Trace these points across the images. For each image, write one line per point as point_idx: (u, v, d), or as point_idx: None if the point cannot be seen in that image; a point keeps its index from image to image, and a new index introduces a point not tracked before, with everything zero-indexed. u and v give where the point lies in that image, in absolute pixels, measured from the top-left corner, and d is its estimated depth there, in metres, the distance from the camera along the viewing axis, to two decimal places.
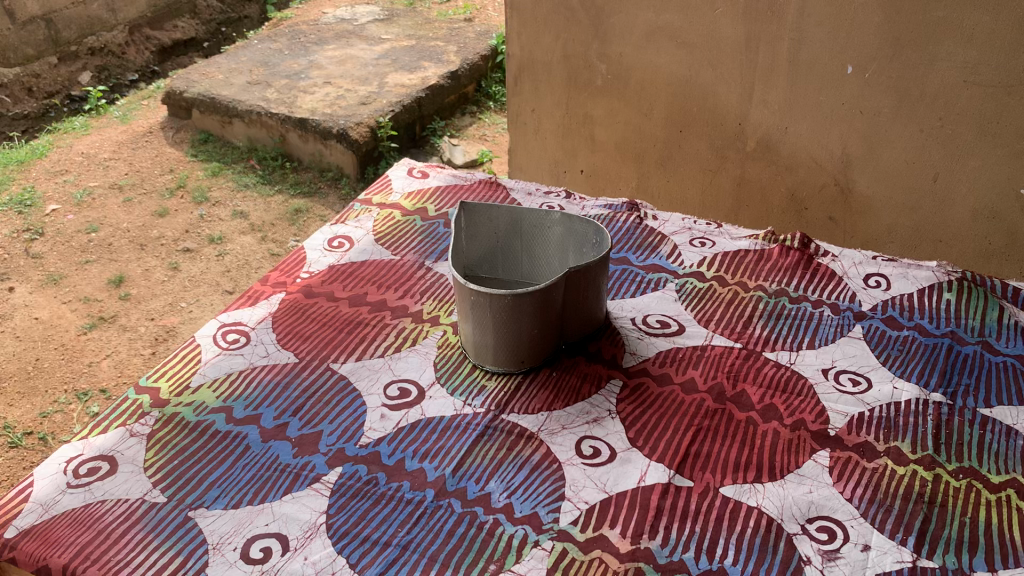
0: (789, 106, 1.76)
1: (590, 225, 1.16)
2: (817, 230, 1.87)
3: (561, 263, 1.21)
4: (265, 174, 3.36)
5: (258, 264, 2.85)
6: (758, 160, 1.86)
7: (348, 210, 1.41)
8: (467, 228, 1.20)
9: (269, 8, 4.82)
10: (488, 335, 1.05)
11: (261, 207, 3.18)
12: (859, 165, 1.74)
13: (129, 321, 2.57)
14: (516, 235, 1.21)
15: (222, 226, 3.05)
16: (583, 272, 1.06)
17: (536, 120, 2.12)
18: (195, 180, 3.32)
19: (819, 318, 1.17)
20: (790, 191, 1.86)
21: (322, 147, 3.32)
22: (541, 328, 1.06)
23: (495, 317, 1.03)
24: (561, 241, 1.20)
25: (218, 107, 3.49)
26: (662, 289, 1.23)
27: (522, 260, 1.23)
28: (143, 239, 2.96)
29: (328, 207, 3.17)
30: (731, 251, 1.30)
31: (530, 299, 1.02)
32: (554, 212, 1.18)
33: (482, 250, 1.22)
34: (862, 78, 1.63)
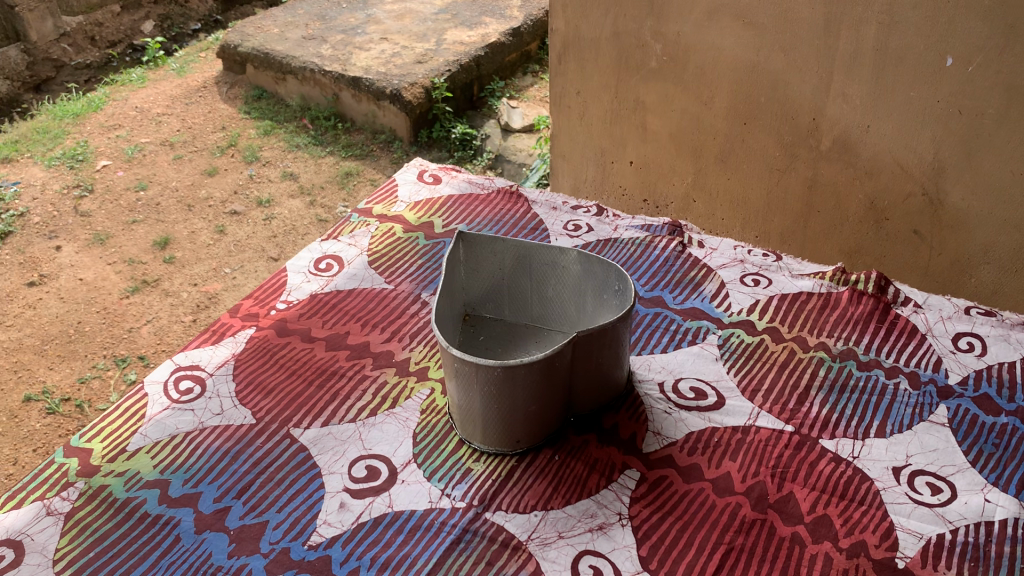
0: (872, 101, 1.50)
1: (611, 269, 0.95)
2: (899, 244, 1.62)
3: (578, 309, 1.01)
4: (317, 135, 3.17)
5: (306, 229, 2.67)
6: (833, 161, 1.61)
7: (343, 223, 1.23)
8: (467, 261, 1.01)
9: None
10: (475, 409, 0.86)
11: (312, 169, 2.99)
12: (954, 173, 1.48)
13: (173, 285, 2.40)
14: (525, 273, 1.01)
15: (272, 188, 2.87)
16: (598, 333, 0.86)
17: (582, 104, 1.89)
18: (247, 139, 3.15)
19: (894, 393, 0.94)
20: (869, 198, 1.60)
21: (375, 108, 3.13)
22: (541, 403, 0.86)
23: (481, 390, 0.84)
24: (578, 284, 0.99)
25: (271, 63, 3.31)
26: (702, 343, 1.01)
27: (534, 301, 1.03)
28: (191, 199, 2.80)
29: (380, 170, 2.98)
30: (791, 294, 1.08)
31: (524, 370, 0.82)
32: (570, 250, 0.97)
33: (486, 286, 1.04)
34: (964, 72, 1.37)
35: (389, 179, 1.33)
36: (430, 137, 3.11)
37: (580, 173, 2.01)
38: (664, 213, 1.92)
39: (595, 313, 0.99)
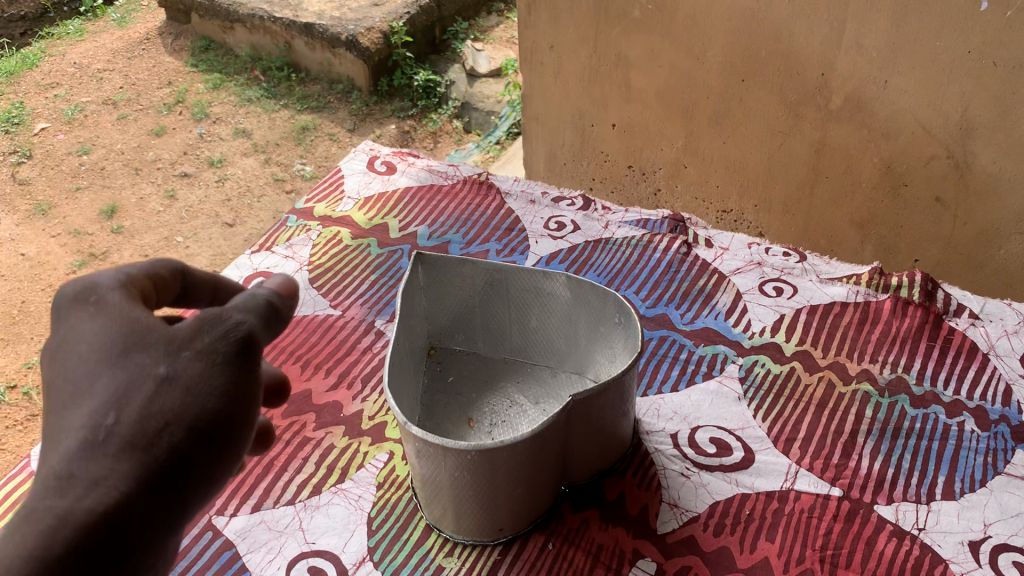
0: (890, 53, 1.30)
1: (609, 297, 0.76)
2: (918, 213, 1.44)
3: (568, 342, 0.82)
4: (270, 87, 2.89)
5: (262, 191, 2.43)
6: (843, 121, 1.41)
7: (279, 229, 1.03)
8: (427, 285, 0.82)
9: None
10: (444, 496, 0.68)
11: (266, 124, 2.73)
12: (984, 133, 1.30)
13: (123, 258, 2.16)
14: (500, 297, 0.82)
15: (224, 147, 2.61)
16: (599, 391, 0.67)
17: (556, 60, 1.67)
18: (195, 94, 2.86)
19: (959, 437, 0.77)
20: (884, 162, 1.42)
21: (330, 55, 2.85)
22: (529, 484, 0.68)
23: (449, 475, 0.65)
24: (567, 313, 0.80)
25: (217, 10, 3.01)
26: (720, 376, 0.83)
27: (513, 331, 0.84)
28: (138, 162, 2.53)
29: (339, 123, 2.75)
30: (820, 305, 0.90)
31: (505, 451, 0.63)
32: (557, 273, 0.78)
33: (453, 313, 0.85)
34: (1003, 18, 1.18)
35: (334, 168, 1.14)
36: (391, 85, 2.86)
37: (556, 136, 1.80)
38: (651, 180, 1.73)
39: (589, 348, 0.80)
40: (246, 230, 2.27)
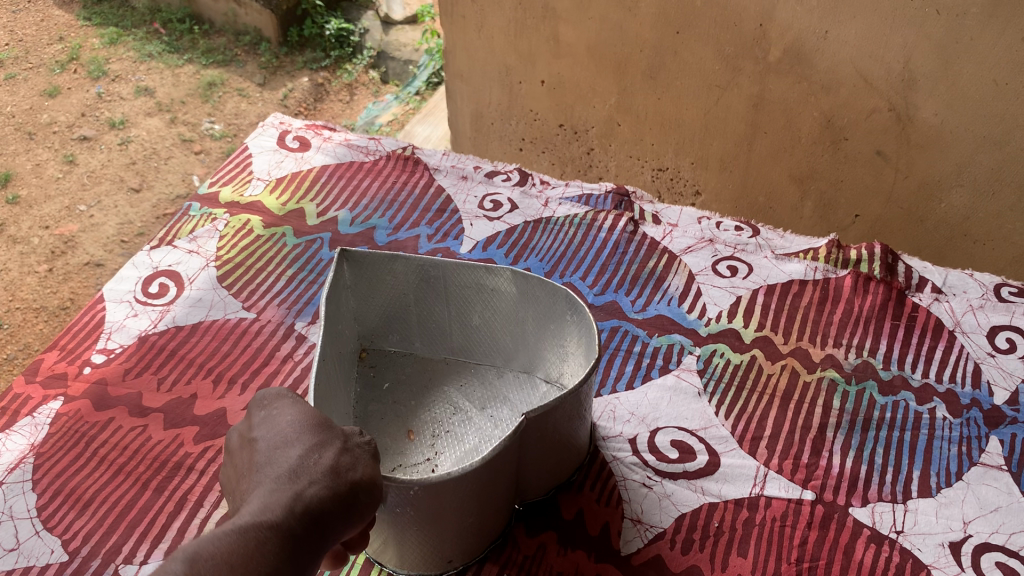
0: (832, 1, 1.24)
1: (559, 290, 0.72)
2: (858, 167, 1.40)
3: (516, 341, 0.79)
4: (171, 40, 2.69)
5: (169, 152, 2.26)
6: (782, 74, 1.36)
7: (180, 220, 0.96)
8: (358, 282, 0.78)
9: None
10: (384, 531, 0.61)
11: (170, 81, 2.53)
12: (927, 85, 1.26)
13: (20, 231, 1.99)
14: (438, 294, 0.79)
15: (124, 106, 2.41)
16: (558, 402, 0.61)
17: (479, 14, 1.57)
18: (90, 50, 2.62)
19: (932, 426, 0.72)
20: (824, 116, 1.37)
21: (234, 5, 2.67)
22: (479, 510, 0.61)
23: (388, 512, 0.59)
24: (513, 312, 0.77)
25: None
26: (678, 370, 0.77)
27: (454, 331, 0.81)
28: (30, 126, 2.31)
29: (248, 78, 2.58)
30: (778, 283, 0.85)
31: (454, 482, 0.57)
32: (502, 268, 0.74)
33: (386, 313, 0.81)
34: None
35: (241, 146, 1.07)
36: (302, 35, 2.70)
37: (482, 95, 1.70)
38: (584, 139, 1.65)
39: (538, 346, 0.77)
40: (155, 196, 2.12)
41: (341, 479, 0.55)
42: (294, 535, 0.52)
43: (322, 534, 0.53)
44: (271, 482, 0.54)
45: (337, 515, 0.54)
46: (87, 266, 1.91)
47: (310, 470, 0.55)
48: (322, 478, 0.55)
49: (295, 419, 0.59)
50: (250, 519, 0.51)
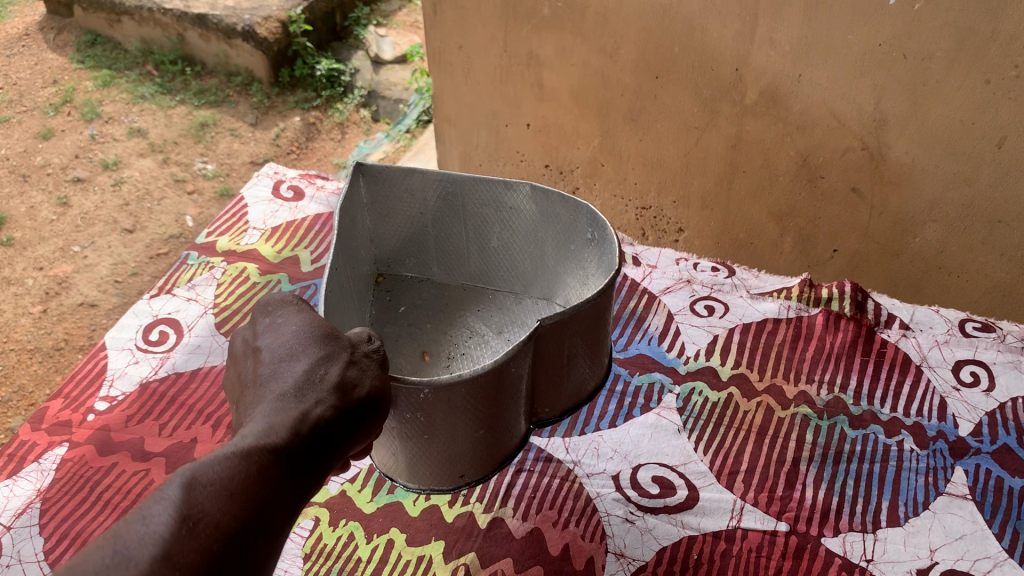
0: (804, 47, 1.30)
1: (571, 209, 0.96)
2: (834, 204, 1.44)
3: (526, 259, 1.06)
4: (164, 81, 2.74)
5: (162, 193, 2.30)
6: (758, 116, 1.41)
7: (178, 272, 1.08)
8: (386, 201, 1.04)
9: None
10: (401, 449, 0.77)
11: (162, 122, 2.57)
12: (897, 125, 1.31)
13: (14, 273, 2.02)
14: (458, 217, 1.05)
15: (118, 148, 2.45)
16: (559, 329, 0.77)
17: (465, 60, 1.62)
18: (83, 92, 2.66)
19: (897, 459, 0.85)
20: (801, 156, 1.42)
21: (226, 47, 2.71)
22: (488, 429, 0.77)
23: (398, 417, 0.74)
24: (526, 233, 1.03)
25: (101, 2, 2.81)
26: (658, 410, 0.92)
27: (471, 251, 1.08)
28: (24, 168, 2.35)
29: (240, 118, 2.62)
30: (753, 321, 1.02)
31: (464, 392, 0.72)
32: (520, 194, 1.00)
33: (402, 244, 1.09)
34: (911, 11, 1.19)
35: (236, 196, 1.19)
36: (293, 76, 2.74)
37: (471, 138, 1.75)
38: (569, 179, 1.70)
39: (546, 257, 1.03)
40: (148, 236, 2.15)
41: (345, 397, 0.65)
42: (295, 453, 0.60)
43: (321, 448, 0.62)
44: (278, 399, 0.62)
45: (337, 430, 0.63)
46: (81, 307, 1.94)
47: (316, 388, 0.64)
48: (327, 396, 0.63)
49: (297, 332, 0.67)
50: (256, 439, 0.59)
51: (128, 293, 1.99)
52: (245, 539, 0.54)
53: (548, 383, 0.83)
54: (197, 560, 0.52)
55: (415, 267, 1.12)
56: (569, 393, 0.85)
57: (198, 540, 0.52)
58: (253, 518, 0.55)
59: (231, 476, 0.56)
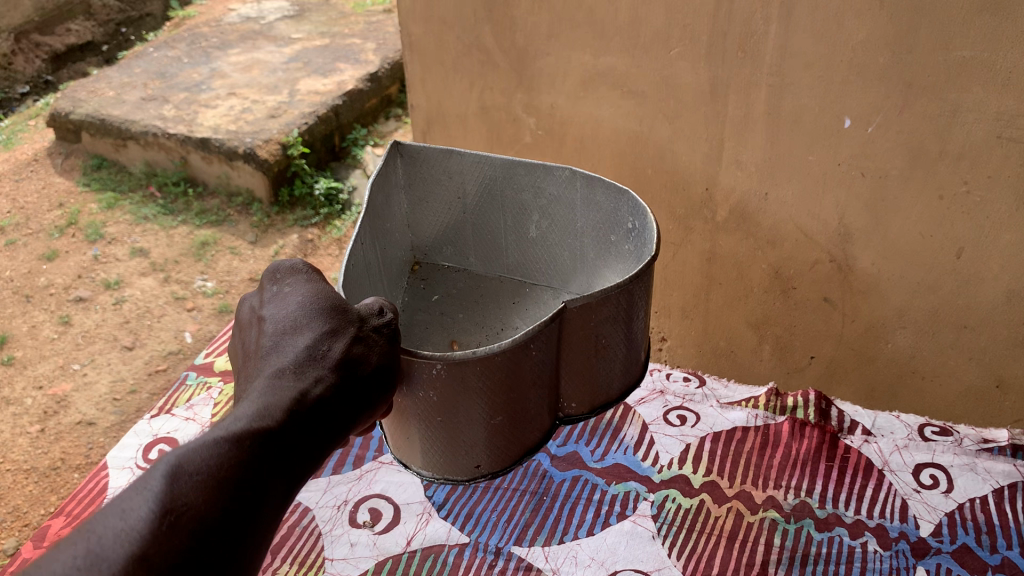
0: (768, 168, 1.40)
1: (611, 196, 1.06)
2: (809, 313, 1.51)
3: (563, 251, 1.18)
4: (167, 203, 2.85)
5: (161, 310, 2.36)
6: (731, 231, 1.50)
7: (177, 390, 1.16)
8: (425, 188, 1.19)
9: (173, 5, 4.61)
10: (422, 430, 0.89)
11: (164, 242, 2.66)
12: (861, 239, 1.38)
13: (14, 392, 2.07)
14: (498, 208, 1.18)
15: (120, 268, 2.53)
16: (585, 314, 0.88)
17: None
18: (88, 215, 2.77)
19: (861, 559, 0.90)
20: (772, 268, 1.50)
21: (228, 169, 2.83)
22: (504, 416, 0.88)
23: (414, 395, 0.85)
24: (567, 227, 1.15)
25: (108, 129, 2.95)
26: (634, 516, 0.97)
27: (510, 239, 1.22)
28: (28, 289, 2.44)
29: (240, 237, 2.71)
30: (723, 430, 1.08)
31: (483, 375, 0.83)
32: (557, 189, 1.11)
33: (437, 233, 1.25)
34: (864, 133, 1.28)
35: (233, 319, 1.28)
36: (292, 195, 2.84)
37: None
38: None
39: (584, 250, 1.15)
40: (147, 353, 2.20)
41: (344, 370, 0.77)
42: (292, 428, 0.72)
43: (318, 421, 0.74)
44: (281, 373, 0.75)
45: (335, 402, 0.76)
46: (79, 425, 1.97)
47: (318, 364, 0.76)
48: (326, 373, 0.76)
49: (303, 306, 0.79)
50: (257, 412, 0.71)
51: (126, 410, 2.02)
52: (228, 525, 0.65)
53: (574, 374, 0.95)
54: (174, 554, 0.61)
55: (450, 255, 1.28)
56: (596, 384, 0.97)
57: (179, 534, 0.62)
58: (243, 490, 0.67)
59: (220, 461, 0.67)
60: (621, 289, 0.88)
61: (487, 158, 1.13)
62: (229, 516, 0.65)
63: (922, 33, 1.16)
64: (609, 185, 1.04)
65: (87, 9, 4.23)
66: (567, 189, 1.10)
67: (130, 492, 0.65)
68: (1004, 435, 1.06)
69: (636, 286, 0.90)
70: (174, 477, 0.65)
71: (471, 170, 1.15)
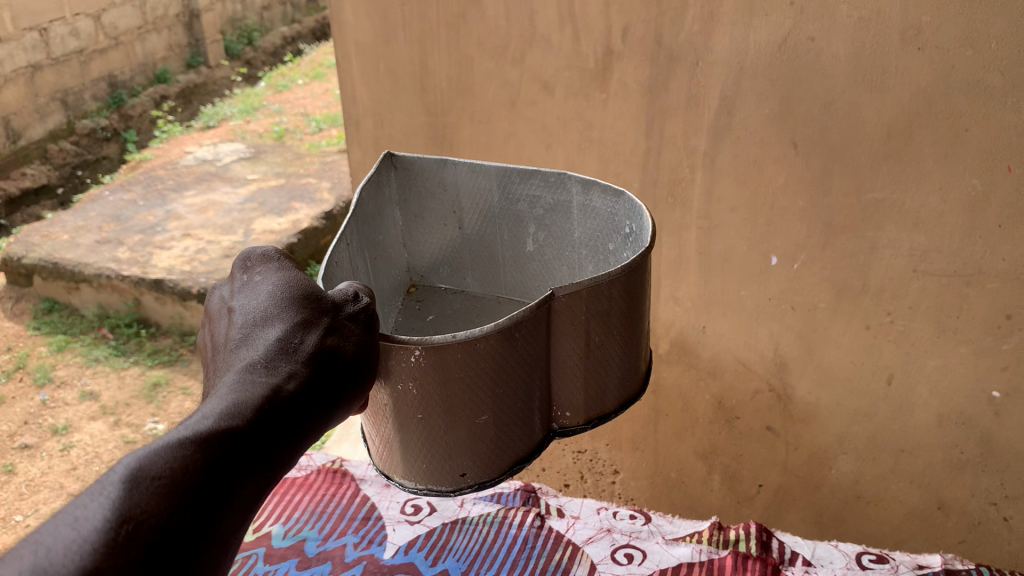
0: (704, 303, 1.47)
1: (614, 201, 0.94)
2: (753, 442, 1.56)
3: (561, 269, 1.04)
4: (118, 344, 2.84)
5: (110, 455, 2.32)
6: (674, 364, 1.56)
7: None
8: (416, 202, 1.06)
9: (131, 147, 4.76)
10: (403, 429, 0.81)
11: (114, 384, 2.63)
12: (797, 368, 1.44)
13: None
14: (494, 224, 1.05)
15: (68, 412, 2.49)
16: (576, 306, 0.82)
17: None
18: (37, 358, 2.74)
19: None
20: (715, 398, 1.55)
21: (181, 309, 2.85)
22: (493, 413, 0.81)
23: (392, 388, 0.79)
24: (565, 238, 1.02)
25: (61, 272, 2.98)
26: None
27: (507, 260, 1.08)
28: None
29: (192, 375, 2.69)
30: (669, 567, 1.11)
31: (463, 358, 0.76)
32: (555, 194, 0.99)
33: (434, 254, 1.11)
34: (791, 270, 1.36)
35: None
36: None
37: None
38: None
39: (585, 266, 1.01)
40: None
41: (317, 363, 0.74)
42: (260, 427, 0.70)
43: (290, 418, 0.72)
44: (250, 367, 0.72)
45: (309, 400, 0.73)
46: None
47: (290, 358, 0.73)
48: (298, 368, 0.73)
49: (273, 293, 0.76)
50: (222, 411, 0.69)
51: None
52: (185, 534, 0.64)
53: (567, 376, 0.88)
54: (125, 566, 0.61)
55: (449, 278, 1.13)
56: (591, 388, 0.89)
57: (134, 546, 0.62)
58: (203, 496, 0.66)
59: (179, 467, 0.66)
60: (616, 280, 0.81)
61: (483, 165, 1.01)
62: (184, 526, 0.64)
63: (834, 178, 1.26)
64: (607, 188, 0.93)
65: (43, 153, 4.40)
66: (566, 195, 0.98)
67: (87, 497, 0.65)
68: (938, 560, 1.11)
69: (632, 277, 0.83)
70: (131, 484, 0.64)
71: (467, 182, 1.03)
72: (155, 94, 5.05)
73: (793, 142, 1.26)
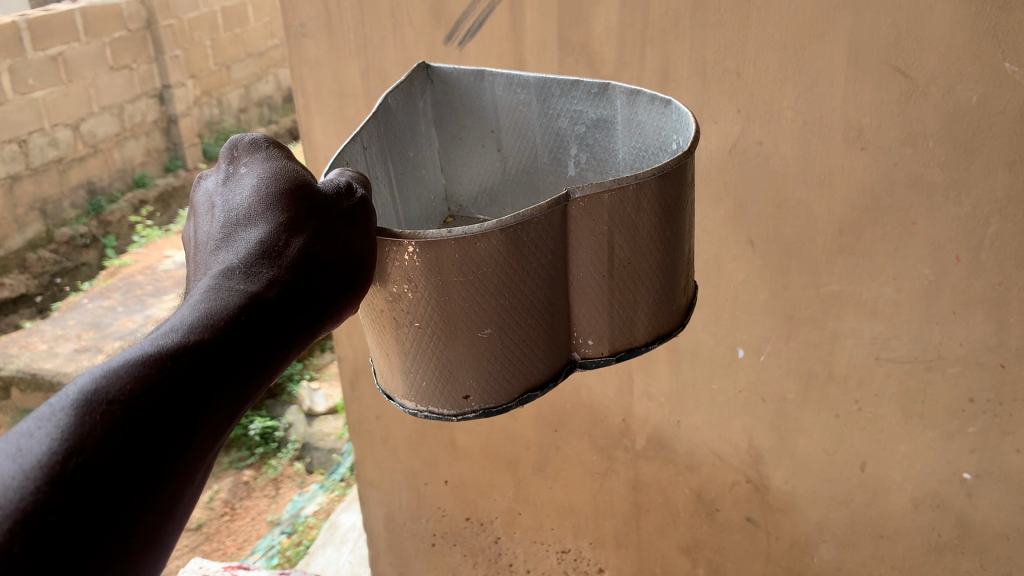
0: (676, 398, 1.49)
1: (661, 111, 0.79)
2: (734, 534, 1.56)
3: None
4: None
5: None
6: (651, 459, 1.57)
7: None
8: (452, 121, 0.94)
9: (110, 252, 4.85)
10: (401, 339, 0.71)
11: None
12: (772, 458, 1.46)
13: None
14: (528, 148, 0.92)
15: None
16: (594, 213, 0.70)
17: (383, 429, 1.78)
18: None
19: None
20: (695, 491, 1.56)
21: None
22: (498, 327, 0.70)
23: (385, 292, 0.70)
24: (607, 158, 0.87)
25: (40, 382, 3.03)
26: None
27: (542, 190, 0.94)
28: None
29: None
30: None
31: (458, 253, 0.66)
32: (593, 108, 0.85)
33: (473, 182, 0.98)
34: (758, 361, 1.39)
35: None
36: None
37: (393, 497, 1.87)
38: (490, 529, 1.80)
39: None
40: None
41: (304, 266, 0.65)
42: (235, 339, 0.61)
43: (272, 329, 0.63)
44: (228, 270, 0.63)
45: (293, 311, 0.64)
46: None
47: (273, 262, 0.64)
48: (282, 272, 0.64)
49: (261, 185, 0.68)
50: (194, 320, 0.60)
51: None
52: (148, 461, 0.55)
53: (588, 298, 0.75)
54: (74, 505, 0.52)
55: (489, 209, 0.98)
56: (618, 314, 0.75)
57: (84, 479, 0.52)
58: (169, 419, 0.56)
59: (140, 387, 0.56)
60: (646, 185, 0.69)
61: (521, 78, 0.88)
62: (144, 453, 0.55)
63: (792, 272, 1.30)
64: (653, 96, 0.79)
65: (22, 263, 4.53)
66: (609, 108, 0.84)
67: (31, 424, 0.55)
68: None
69: (664, 185, 0.70)
70: (83, 408, 0.55)
71: (503, 99, 0.91)
72: (134, 200, 5.11)
73: (749, 241, 1.30)
